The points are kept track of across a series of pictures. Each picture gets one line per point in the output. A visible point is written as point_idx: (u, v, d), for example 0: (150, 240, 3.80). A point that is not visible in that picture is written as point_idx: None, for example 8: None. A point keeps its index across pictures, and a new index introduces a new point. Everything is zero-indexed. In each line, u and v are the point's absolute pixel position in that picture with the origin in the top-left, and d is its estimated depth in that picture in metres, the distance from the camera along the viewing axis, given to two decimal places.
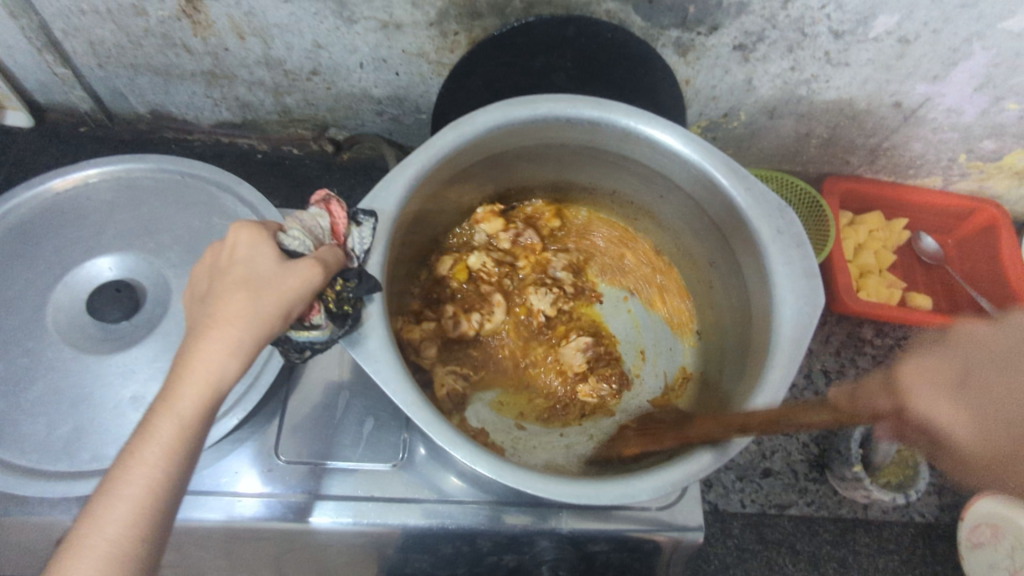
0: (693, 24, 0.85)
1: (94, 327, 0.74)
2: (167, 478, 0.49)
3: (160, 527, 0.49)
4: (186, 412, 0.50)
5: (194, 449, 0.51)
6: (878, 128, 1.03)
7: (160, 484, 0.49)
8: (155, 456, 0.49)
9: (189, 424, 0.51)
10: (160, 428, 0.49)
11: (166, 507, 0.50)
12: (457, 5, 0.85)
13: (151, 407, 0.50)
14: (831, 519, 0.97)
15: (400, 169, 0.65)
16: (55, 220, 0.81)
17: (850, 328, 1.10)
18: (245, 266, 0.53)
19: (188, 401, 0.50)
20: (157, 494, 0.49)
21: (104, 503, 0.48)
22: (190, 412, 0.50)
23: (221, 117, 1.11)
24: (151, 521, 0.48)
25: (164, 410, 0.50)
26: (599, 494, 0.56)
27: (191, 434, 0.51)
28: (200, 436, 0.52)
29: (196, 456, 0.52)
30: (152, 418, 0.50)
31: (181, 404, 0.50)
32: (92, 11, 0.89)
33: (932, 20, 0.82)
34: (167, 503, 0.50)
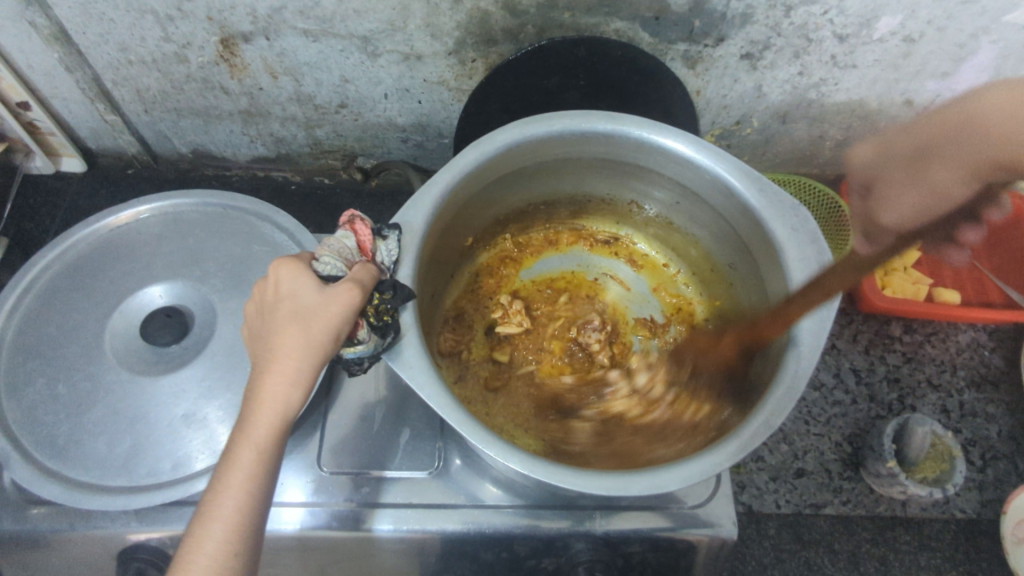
0: (700, 37, 0.89)
1: (148, 351, 0.80)
2: (252, 498, 0.55)
3: (251, 540, 0.55)
4: (260, 438, 0.56)
5: (273, 468, 0.56)
6: (891, 127, 1.05)
7: (246, 503, 0.55)
8: (238, 479, 0.55)
9: (263, 447, 0.57)
10: (239, 454, 0.55)
11: (257, 521, 0.56)
12: (473, 34, 0.90)
13: (230, 437, 0.57)
14: (869, 518, 0.96)
15: (426, 188, 0.69)
16: (110, 254, 0.88)
17: (877, 326, 1.11)
18: (291, 300, 0.58)
19: (261, 427, 0.56)
20: (246, 510, 0.55)
21: (202, 525, 0.54)
22: (263, 438, 0.56)
23: (257, 153, 1.18)
24: (243, 534, 0.54)
25: (241, 438, 0.57)
26: (629, 485, 0.58)
27: (267, 455, 0.56)
28: (276, 459, 0.57)
29: (275, 474, 0.58)
30: (232, 446, 0.56)
31: (255, 431, 0.56)
32: (139, 61, 0.97)
33: (935, 18, 0.84)
34: (256, 517, 0.55)
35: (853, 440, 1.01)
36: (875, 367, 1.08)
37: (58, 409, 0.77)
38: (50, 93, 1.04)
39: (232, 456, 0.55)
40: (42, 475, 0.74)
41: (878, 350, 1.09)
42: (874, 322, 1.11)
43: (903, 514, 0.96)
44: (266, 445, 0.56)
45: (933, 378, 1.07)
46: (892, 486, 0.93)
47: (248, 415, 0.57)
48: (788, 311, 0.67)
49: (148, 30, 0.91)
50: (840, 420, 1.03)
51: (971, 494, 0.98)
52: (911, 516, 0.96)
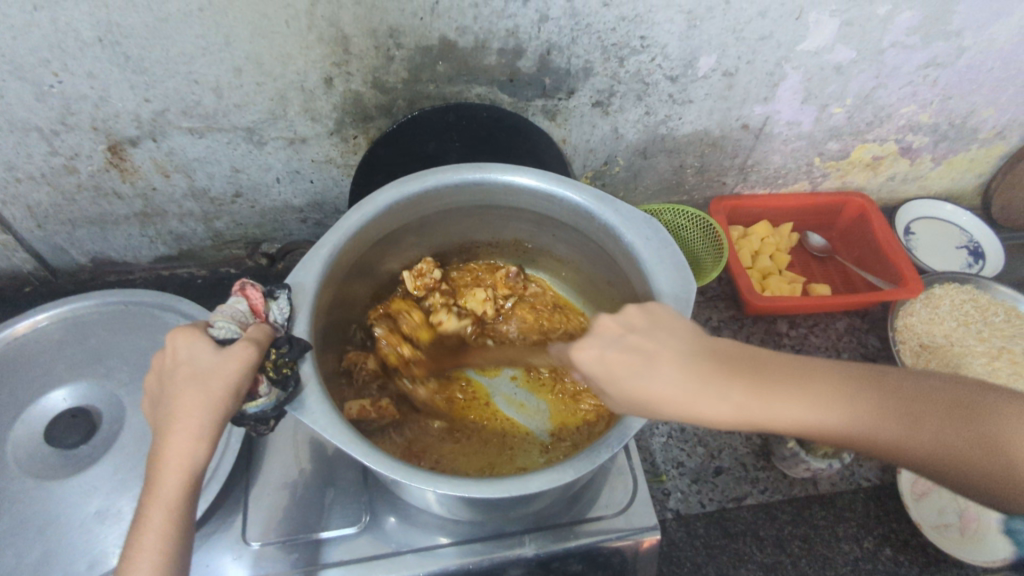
0: (553, 92, 1.00)
1: (54, 454, 0.79)
2: (168, 557, 0.57)
3: None
4: (172, 498, 0.58)
5: (185, 525, 0.58)
6: (737, 150, 1.19)
7: (164, 564, 0.56)
8: (153, 543, 0.56)
9: (175, 506, 0.58)
10: (151, 516, 0.57)
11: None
12: (350, 113, 0.98)
13: (141, 501, 0.58)
14: (787, 501, 1.03)
15: (314, 250, 0.74)
16: (7, 366, 0.87)
17: (766, 326, 1.22)
18: (189, 363, 0.61)
19: (170, 488, 0.57)
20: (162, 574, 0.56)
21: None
22: (174, 497, 0.58)
23: (159, 252, 1.20)
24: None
25: (152, 501, 0.58)
26: (527, 483, 0.62)
27: (179, 514, 0.58)
28: (189, 517, 0.59)
29: (191, 530, 0.59)
30: (143, 510, 0.57)
31: (164, 493, 0.58)
32: (27, 177, 1.00)
33: (743, 54, 0.99)
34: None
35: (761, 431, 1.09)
36: None
37: None
38: None
39: (144, 521, 0.57)
40: None
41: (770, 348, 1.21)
42: (763, 323, 1.23)
43: (816, 492, 1.04)
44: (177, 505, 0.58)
45: None
46: (797, 466, 1.01)
47: (156, 477, 0.58)
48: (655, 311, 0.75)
49: (33, 147, 0.95)
50: None
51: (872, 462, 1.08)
52: (823, 492, 1.05)
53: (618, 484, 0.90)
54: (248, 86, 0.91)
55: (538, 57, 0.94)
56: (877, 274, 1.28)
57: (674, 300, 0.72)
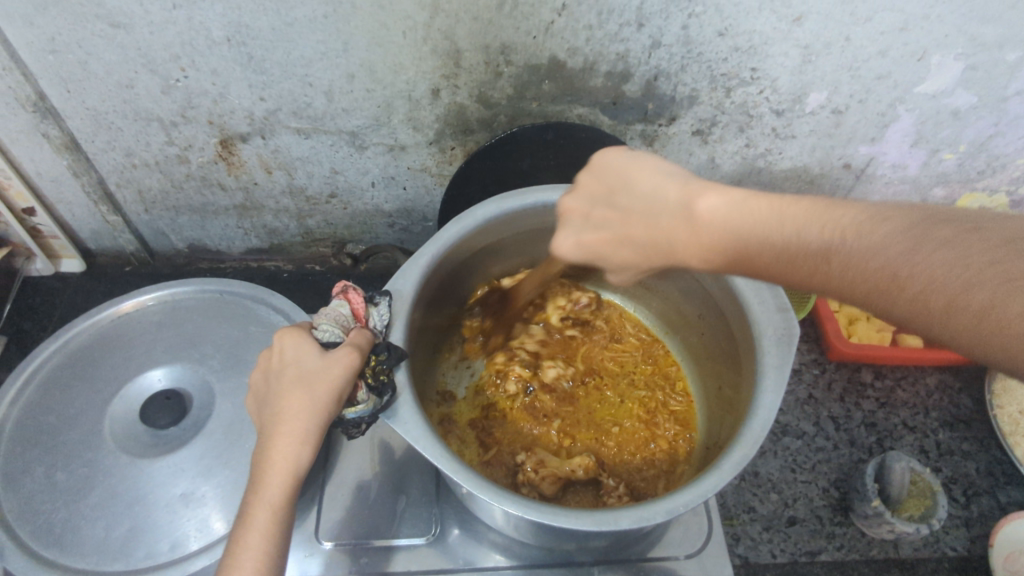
0: (654, 117, 0.99)
1: (148, 433, 0.82)
2: (269, 559, 0.57)
3: None
4: (275, 498, 0.59)
5: (286, 527, 0.59)
6: (835, 190, 1.15)
7: (266, 564, 0.57)
8: (256, 542, 0.57)
9: (278, 506, 0.59)
10: (255, 515, 0.58)
11: None
12: (451, 125, 1.00)
13: (245, 500, 0.59)
14: (865, 562, 0.98)
15: (414, 258, 0.75)
16: (110, 342, 0.91)
17: (850, 373, 1.17)
18: (296, 365, 0.63)
19: (275, 488, 0.58)
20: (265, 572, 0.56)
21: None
22: (278, 498, 0.59)
23: (251, 244, 1.25)
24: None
25: (256, 500, 0.59)
26: (618, 519, 0.61)
27: (281, 515, 0.59)
28: (289, 519, 0.60)
29: (291, 533, 0.60)
30: (248, 508, 0.58)
31: (269, 493, 0.59)
32: (142, 164, 1.05)
33: (856, 92, 0.96)
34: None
35: (840, 485, 1.05)
36: (853, 415, 1.13)
37: (55, 495, 0.78)
38: (56, 198, 1.11)
39: (248, 518, 0.57)
40: (34, 563, 0.74)
41: (853, 397, 1.15)
42: (846, 370, 1.18)
43: (897, 555, 0.99)
44: (280, 504, 0.59)
45: (908, 421, 1.13)
46: (880, 527, 0.96)
47: (261, 476, 0.59)
48: (754, 357, 0.73)
49: (153, 136, 1.00)
50: (825, 466, 1.07)
51: (959, 531, 1.02)
52: (904, 557, 0.99)
53: (692, 525, 0.88)
54: (359, 92, 0.93)
55: (645, 83, 0.94)
56: None
57: (775, 346, 0.71)
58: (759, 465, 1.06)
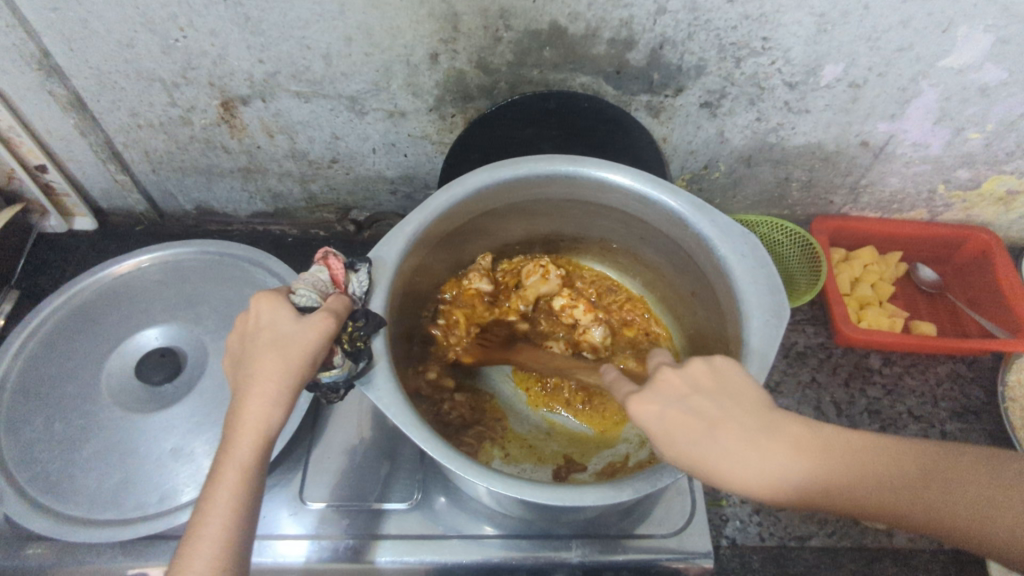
0: (660, 88, 0.96)
1: (142, 389, 0.84)
2: (238, 516, 0.58)
3: (240, 556, 0.58)
4: (244, 458, 0.60)
5: (256, 486, 0.60)
6: (851, 168, 1.11)
7: (233, 521, 0.58)
8: (225, 500, 0.58)
9: (247, 467, 0.60)
10: (224, 474, 0.59)
11: (244, 538, 0.59)
12: (451, 91, 0.98)
13: (216, 459, 0.60)
14: (855, 550, 0.97)
15: (400, 226, 0.75)
16: (110, 300, 0.93)
17: (857, 359, 1.14)
18: (270, 329, 0.62)
19: (244, 449, 0.59)
20: (233, 529, 0.58)
21: (193, 544, 0.57)
22: (248, 458, 0.60)
23: (256, 208, 1.26)
24: (230, 553, 0.57)
25: (226, 460, 0.60)
26: (583, 495, 0.61)
27: (251, 475, 0.60)
28: (260, 479, 0.61)
29: (262, 491, 0.61)
30: (218, 467, 0.59)
31: (239, 454, 0.60)
32: (147, 124, 1.06)
33: (875, 65, 0.91)
34: (244, 535, 0.59)
35: None
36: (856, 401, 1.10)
37: (52, 445, 0.81)
38: (66, 156, 1.12)
39: (218, 477, 0.58)
40: (31, 508, 0.77)
41: (859, 383, 1.13)
42: (852, 356, 1.15)
43: (890, 545, 0.98)
44: (249, 465, 0.59)
45: (914, 410, 1.10)
46: None
47: (232, 438, 0.60)
48: (740, 335, 0.71)
49: (156, 96, 1.00)
50: None
51: None
52: (897, 547, 0.97)
53: (675, 504, 0.87)
54: (357, 55, 0.92)
55: (650, 51, 0.90)
56: (992, 319, 1.17)
57: (762, 324, 0.69)
58: None
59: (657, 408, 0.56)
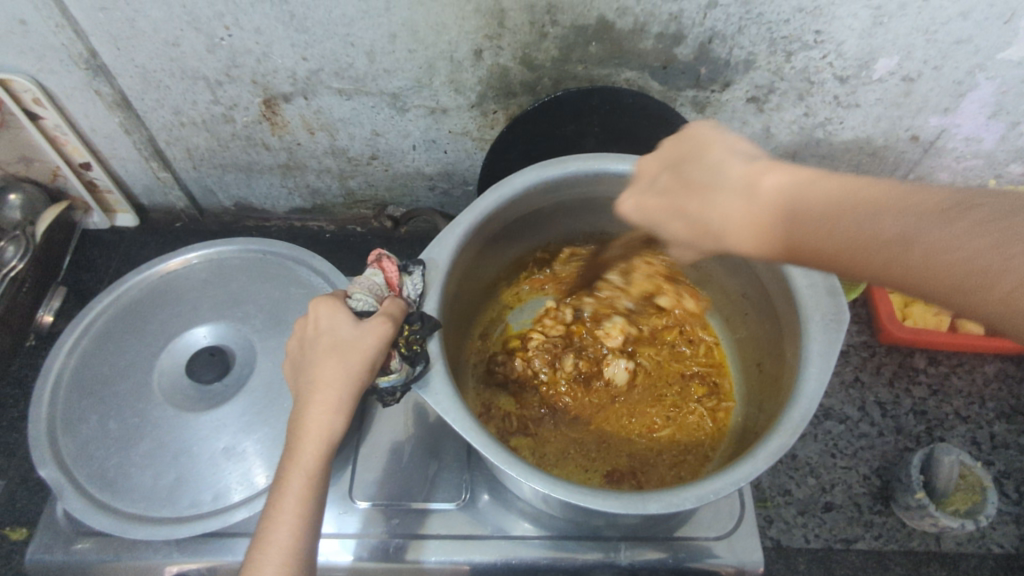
0: (707, 83, 0.94)
1: (193, 388, 0.85)
2: (306, 521, 0.60)
3: (308, 559, 0.59)
4: (309, 464, 0.61)
5: (321, 490, 0.61)
6: (899, 163, 1.08)
7: (301, 525, 0.59)
8: (292, 505, 0.59)
9: (312, 472, 0.61)
10: (290, 479, 0.60)
11: (312, 541, 0.60)
12: (493, 88, 0.97)
13: (281, 465, 0.61)
14: (903, 554, 0.96)
15: (451, 226, 0.75)
16: (159, 298, 0.94)
17: (901, 358, 1.12)
18: (331, 334, 0.63)
19: (309, 455, 0.60)
20: (301, 532, 0.59)
21: (263, 548, 0.58)
22: (312, 464, 0.61)
23: (294, 204, 1.26)
24: (300, 557, 0.58)
25: (292, 465, 0.61)
26: (646, 503, 0.60)
27: (316, 479, 0.61)
28: (324, 483, 0.62)
29: (326, 495, 0.62)
30: (284, 472, 0.61)
31: (304, 459, 0.61)
32: (189, 122, 1.06)
33: (931, 58, 0.88)
34: (311, 538, 0.60)
35: (881, 473, 1.02)
36: (901, 401, 1.09)
37: (109, 443, 0.83)
38: (110, 154, 1.13)
39: (285, 483, 0.60)
40: (90, 505, 0.79)
41: (904, 382, 1.11)
42: (898, 354, 1.13)
43: (937, 549, 0.97)
44: (314, 470, 0.61)
45: (961, 411, 1.08)
46: (922, 519, 0.93)
47: (296, 443, 0.61)
48: (798, 339, 0.70)
49: (199, 94, 1.01)
50: (868, 452, 1.04)
51: (1008, 528, 0.99)
52: (946, 551, 0.96)
53: (723, 506, 0.87)
54: (400, 52, 0.92)
55: (698, 46, 0.89)
56: None
57: (822, 327, 0.68)
58: (798, 448, 1.04)
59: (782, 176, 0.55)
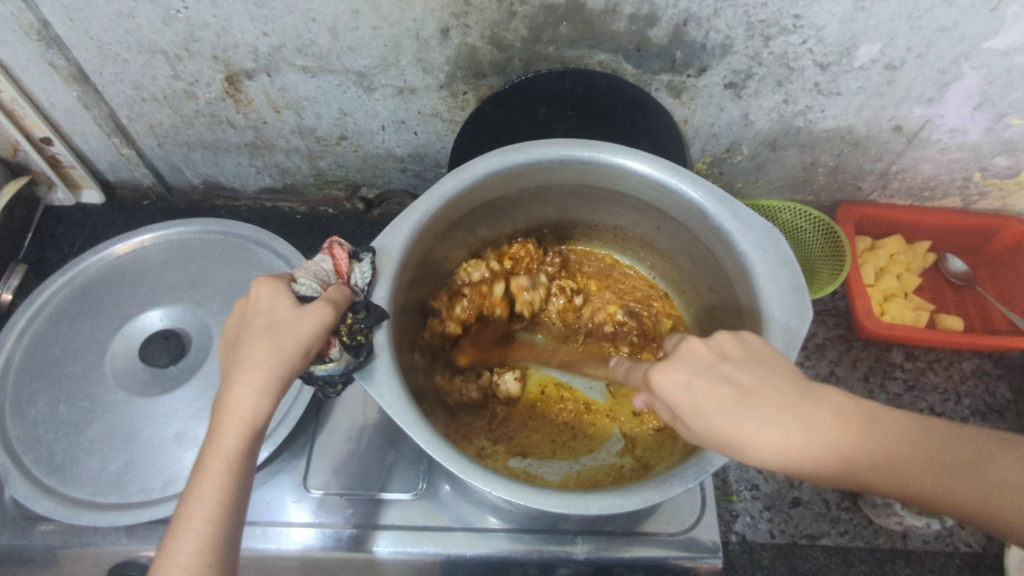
0: (682, 67, 0.91)
1: (147, 372, 0.83)
2: (224, 509, 0.56)
3: (224, 551, 0.56)
4: (230, 449, 0.57)
5: (243, 477, 0.58)
6: (882, 153, 1.05)
7: (217, 514, 0.56)
8: (210, 491, 0.56)
9: (234, 458, 0.57)
10: (210, 464, 0.57)
11: (231, 532, 0.57)
12: (462, 68, 0.94)
13: (203, 449, 0.58)
14: (868, 550, 0.95)
15: (406, 213, 0.72)
16: (115, 279, 0.92)
17: (877, 353, 1.11)
18: (266, 315, 0.60)
19: (231, 439, 0.57)
20: (219, 520, 0.56)
21: (176, 537, 0.55)
22: (234, 449, 0.58)
23: (264, 183, 1.23)
24: (215, 547, 0.55)
25: (213, 450, 0.58)
26: (589, 504, 0.59)
27: (238, 466, 0.58)
28: (247, 470, 0.59)
29: (250, 483, 0.59)
30: (204, 457, 0.57)
31: (226, 444, 0.58)
32: (151, 98, 1.03)
33: (915, 46, 0.85)
34: (229, 527, 0.57)
35: None
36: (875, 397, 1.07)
37: (57, 427, 0.81)
38: (71, 129, 1.10)
39: (203, 469, 0.56)
40: (36, 490, 0.77)
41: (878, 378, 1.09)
42: (874, 349, 1.11)
43: (903, 546, 0.96)
44: (236, 455, 0.57)
45: (935, 407, 1.07)
46: (888, 517, 0.92)
47: (219, 426, 0.58)
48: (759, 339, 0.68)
49: (159, 69, 0.97)
50: None
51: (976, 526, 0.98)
52: (911, 549, 0.95)
53: (684, 501, 0.85)
54: (364, 29, 0.88)
55: (672, 28, 0.85)
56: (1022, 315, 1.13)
57: (783, 323, 0.66)
58: None
59: (683, 377, 0.55)
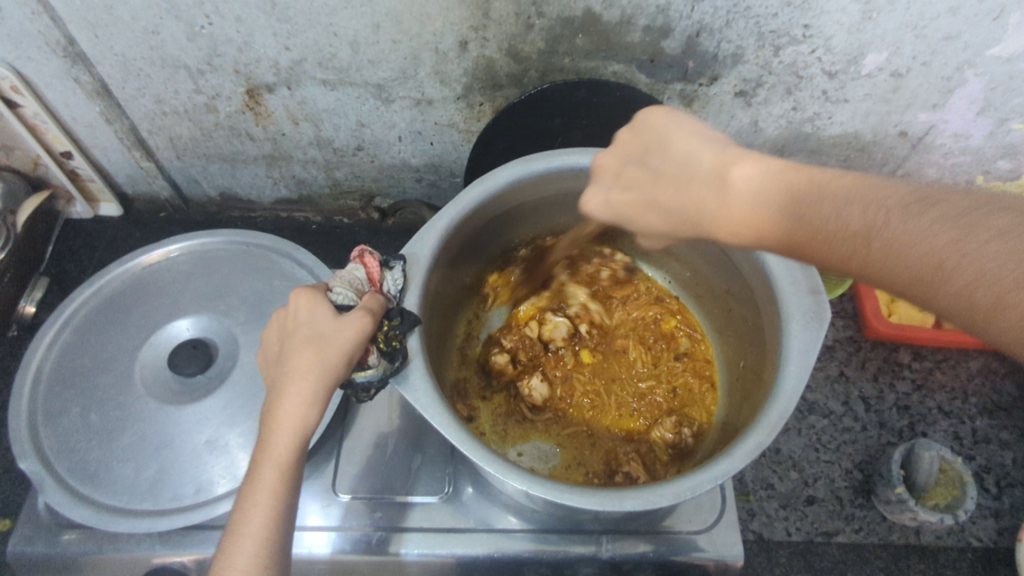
0: (694, 76, 0.93)
1: (176, 381, 0.85)
2: (277, 515, 0.59)
3: (280, 554, 0.58)
4: (281, 456, 0.60)
5: (294, 483, 0.60)
6: (887, 158, 1.08)
7: (272, 519, 0.58)
8: (263, 498, 0.58)
9: (283, 464, 0.60)
10: (262, 472, 0.59)
11: (284, 535, 0.59)
12: (479, 79, 0.96)
13: (254, 457, 0.60)
14: (883, 546, 0.97)
15: (432, 221, 0.74)
16: (141, 290, 0.93)
17: (886, 353, 1.13)
18: (308, 326, 0.63)
19: (282, 447, 0.59)
20: (273, 526, 0.58)
21: (233, 542, 0.57)
22: (285, 457, 0.60)
23: (280, 194, 1.25)
24: (270, 549, 0.57)
25: (265, 458, 0.60)
26: (622, 500, 0.61)
27: (289, 472, 0.60)
28: (297, 476, 0.61)
29: (298, 489, 0.61)
30: (256, 465, 0.60)
31: (277, 452, 0.60)
32: (172, 111, 1.05)
33: (920, 54, 0.88)
34: (282, 530, 0.59)
35: (863, 466, 1.02)
36: (885, 396, 1.09)
37: (90, 436, 0.82)
38: (91, 143, 1.12)
39: (256, 476, 0.59)
40: (71, 498, 0.79)
41: (887, 377, 1.11)
42: (883, 349, 1.14)
43: (917, 541, 0.98)
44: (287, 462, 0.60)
45: (944, 405, 1.09)
46: (902, 513, 0.94)
47: (269, 435, 0.60)
48: (778, 340, 0.70)
49: (181, 83, 0.99)
50: (850, 447, 1.04)
51: (986, 521, 1.00)
52: (925, 544, 0.98)
53: (705, 501, 0.87)
54: (385, 43, 0.90)
55: (685, 39, 0.88)
56: None
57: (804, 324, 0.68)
58: (782, 442, 1.04)
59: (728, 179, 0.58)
